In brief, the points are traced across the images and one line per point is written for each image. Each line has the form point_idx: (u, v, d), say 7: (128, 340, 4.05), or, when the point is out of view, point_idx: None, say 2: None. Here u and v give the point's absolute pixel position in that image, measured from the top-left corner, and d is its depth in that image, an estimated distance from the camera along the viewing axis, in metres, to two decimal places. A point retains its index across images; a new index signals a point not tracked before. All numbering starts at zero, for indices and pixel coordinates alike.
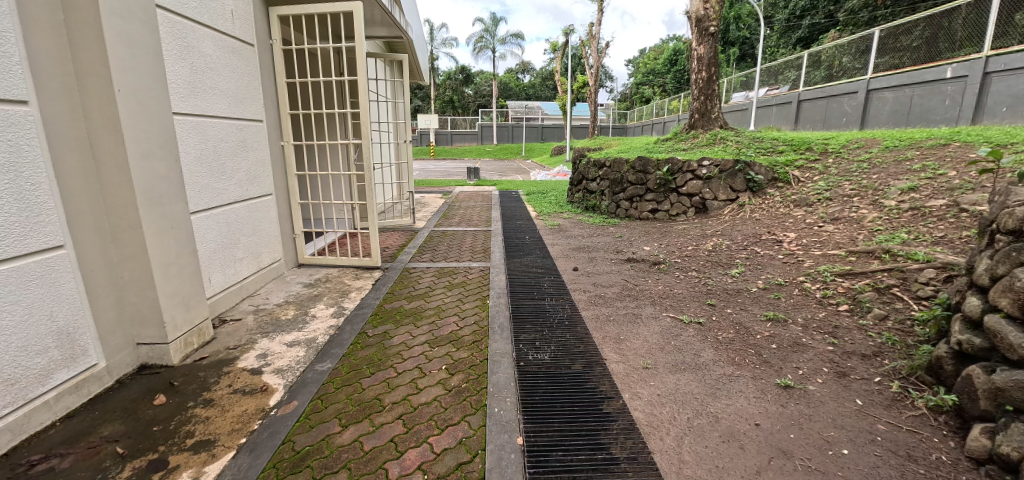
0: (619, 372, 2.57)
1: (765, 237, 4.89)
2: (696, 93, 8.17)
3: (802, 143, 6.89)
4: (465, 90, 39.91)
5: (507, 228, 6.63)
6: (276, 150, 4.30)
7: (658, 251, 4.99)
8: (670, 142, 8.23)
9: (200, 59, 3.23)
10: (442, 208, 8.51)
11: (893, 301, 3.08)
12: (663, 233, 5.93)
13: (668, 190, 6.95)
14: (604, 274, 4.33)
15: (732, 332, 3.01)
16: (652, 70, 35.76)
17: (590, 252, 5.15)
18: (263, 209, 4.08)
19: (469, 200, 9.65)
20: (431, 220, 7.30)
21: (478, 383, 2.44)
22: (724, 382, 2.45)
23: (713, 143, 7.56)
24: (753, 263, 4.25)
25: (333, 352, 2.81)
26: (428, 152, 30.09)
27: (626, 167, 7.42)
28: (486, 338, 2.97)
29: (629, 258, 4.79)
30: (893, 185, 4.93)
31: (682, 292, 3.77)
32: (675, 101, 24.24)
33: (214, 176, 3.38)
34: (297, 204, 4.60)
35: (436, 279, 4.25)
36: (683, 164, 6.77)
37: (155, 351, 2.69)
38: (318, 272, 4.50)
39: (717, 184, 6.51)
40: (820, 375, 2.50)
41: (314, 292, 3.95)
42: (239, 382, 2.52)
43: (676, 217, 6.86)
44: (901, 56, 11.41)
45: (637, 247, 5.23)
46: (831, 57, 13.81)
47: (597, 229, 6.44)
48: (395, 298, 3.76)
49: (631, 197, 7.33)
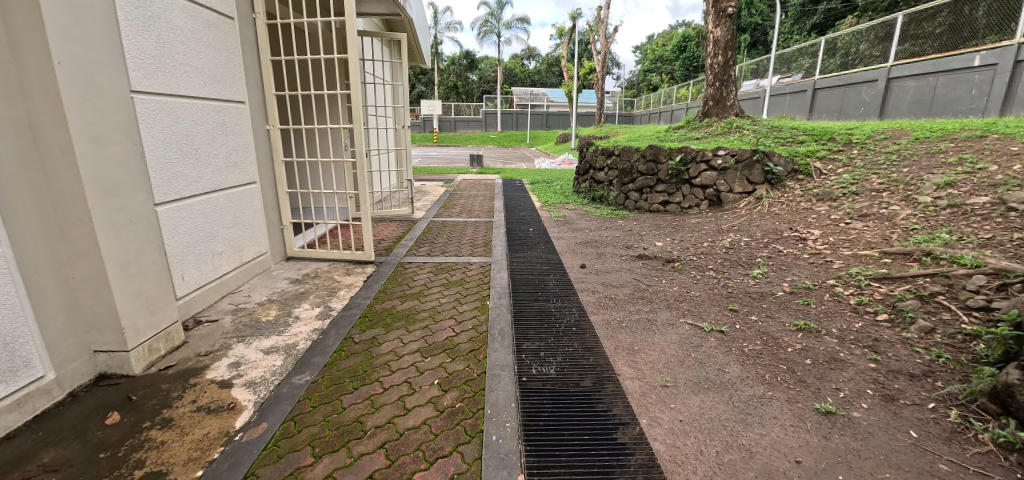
0: (634, 392, 2.26)
1: (787, 234, 4.56)
2: (711, 79, 7.72)
3: (823, 133, 6.51)
4: (469, 76, 39.24)
5: (510, 219, 6.31)
6: (260, 135, 3.96)
7: (671, 247, 4.65)
8: (682, 131, 7.81)
9: (167, 32, 2.89)
10: (444, 197, 8.17)
11: (939, 312, 2.77)
12: (676, 227, 5.59)
13: (680, 181, 6.57)
14: (613, 273, 4.00)
15: (759, 344, 2.70)
16: (661, 57, 34.96)
17: (598, 247, 4.82)
18: (245, 199, 3.76)
19: (471, 189, 9.31)
20: (431, 210, 6.97)
21: (474, 404, 2.15)
22: (755, 406, 2.14)
23: (728, 132, 7.15)
24: (776, 262, 3.91)
25: (313, 362, 2.51)
26: (431, 138, 29.74)
27: (636, 155, 7.01)
28: (484, 348, 2.66)
29: (640, 254, 4.44)
30: (927, 180, 4.56)
31: (700, 295, 3.44)
32: (685, 88, 23.66)
33: (186, 163, 3.07)
34: (285, 194, 4.26)
35: (433, 275, 3.95)
36: (698, 154, 6.39)
37: (114, 359, 2.41)
38: (307, 266, 4.19)
39: (732, 176, 6.15)
40: (864, 398, 2.19)
41: (299, 290, 3.64)
42: (205, 397, 2.24)
43: (688, 209, 6.51)
44: (923, 44, 10.93)
45: (648, 243, 4.89)
46: (847, 44, 13.31)
47: (605, 222, 6.12)
48: (386, 298, 3.44)
49: (640, 187, 6.93)
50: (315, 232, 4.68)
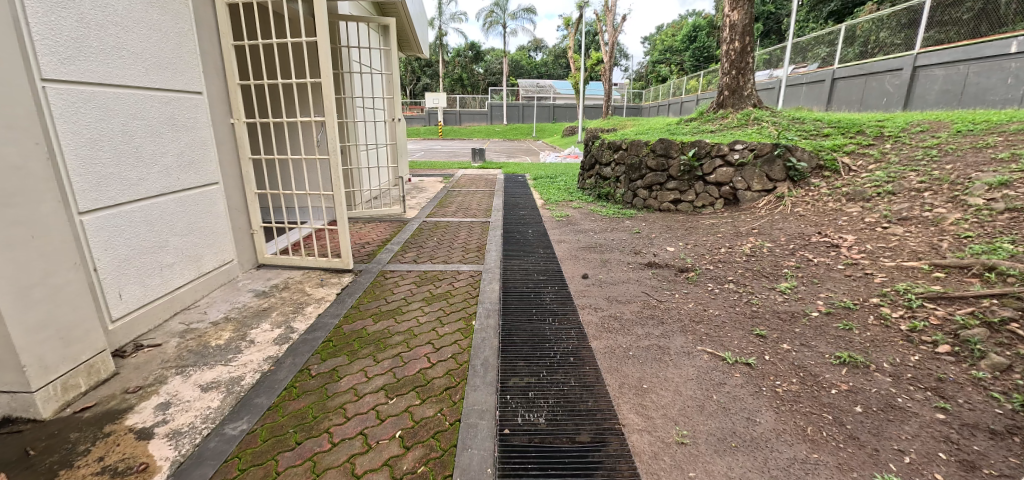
0: (643, 452, 1.81)
1: (815, 240, 4.05)
2: (727, 67, 7.14)
3: (851, 125, 5.96)
4: (474, 67, 38.56)
5: (509, 219, 5.86)
6: (222, 129, 3.52)
7: (685, 253, 4.16)
8: (695, 123, 7.27)
9: (93, 9, 2.47)
10: (440, 194, 7.70)
11: (1014, 344, 2.28)
12: (689, 229, 5.09)
13: (693, 177, 6.04)
14: (619, 285, 3.52)
15: (796, 383, 2.23)
16: (670, 48, 34.10)
17: (602, 252, 4.34)
18: (202, 202, 3.33)
19: (471, 185, 8.83)
20: (424, 209, 6.51)
21: (440, 468, 1.72)
22: (798, 476, 1.68)
23: (745, 124, 6.61)
24: (806, 274, 3.42)
25: (255, 405, 2.09)
26: (435, 132, 29.29)
27: (645, 149, 6.45)
28: (462, 385, 2.22)
29: (649, 262, 3.95)
30: (976, 179, 4.04)
31: (720, 314, 2.96)
32: (695, 79, 22.93)
33: (123, 163, 2.66)
34: (253, 195, 3.83)
35: (415, 287, 3.50)
36: (713, 148, 5.84)
37: (16, 402, 2.00)
38: (277, 275, 3.77)
39: (750, 172, 5.63)
40: (938, 466, 1.72)
41: (263, 305, 3.22)
42: (115, 453, 1.83)
43: (701, 209, 5.98)
44: (948, 31, 10.37)
45: (658, 248, 4.40)
46: (866, 33, 12.76)
47: (611, 222, 5.63)
48: (358, 317, 2.99)
49: (649, 184, 6.40)
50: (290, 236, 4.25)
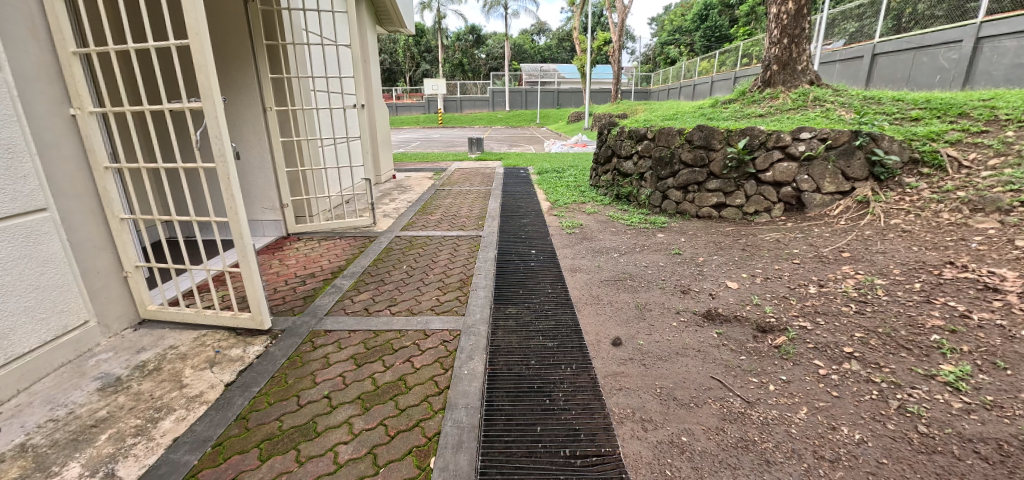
0: None
1: (952, 275, 2.75)
2: (776, 35, 5.71)
3: (947, 106, 4.65)
4: (475, 53, 36.82)
5: (506, 232, 4.58)
6: (46, 127, 2.28)
7: (756, 295, 2.87)
8: (736, 105, 5.90)
9: None
10: (425, 195, 6.39)
11: None
12: (748, 247, 3.78)
13: (742, 175, 4.67)
14: (670, 360, 2.25)
15: None
16: (679, 28, 32.29)
17: (635, 291, 3.05)
18: (9, 244, 2.09)
19: (465, 183, 7.54)
20: (402, 217, 5.23)
21: None
22: None
23: (803, 107, 5.25)
24: (973, 346, 2.13)
25: None
26: (435, 120, 27.76)
27: (678, 139, 5.07)
28: None
29: (708, 313, 2.68)
30: None
31: (862, 441, 1.70)
32: (708, 60, 21.29)
33: None
34: (118, 224, 2.59)
35: (352, 367, 2.24)
36: (771, 137, 4.48)
37: None
38: (157, 344, 2.54)
39: (820, 169, 4.31)
40: None
41: (101, 412, 2.00)
42: None
43: (753, 216, 4.65)
44: None
45: (714, 283, 3.10)
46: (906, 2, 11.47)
47: (639, 235, 4.34)
48: (236, 448, 1.76)
49: (683, 184, 5.02)
50: (182, 283, 3.15)
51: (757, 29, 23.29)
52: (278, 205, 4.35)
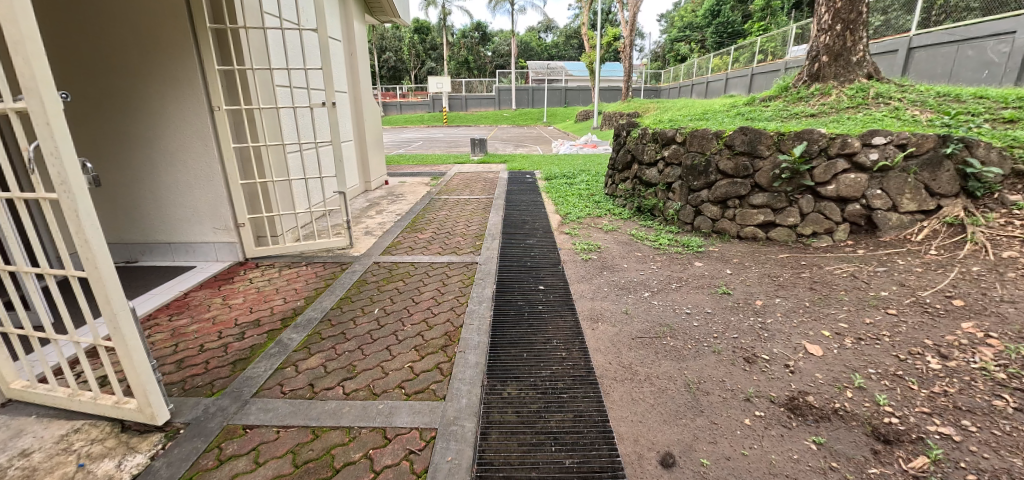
0: None
1: None
2: (826, 22, 4.86)
3: None
4: (480, 50, 36.01)
5: (509, 257, 3.78)
6: None
7: (854, 371, 2.05)
8: (779, 104, 5.05)
9: None
10: (417, 206, 5.61)
11: None
12: (817, 285, 2.95)
13: (796, 188, 3.83)
14: None
15: None
16: (690, 24, 31.17)
17: (680, 357, 2.24)
18: None
19: (464, 190, 6.75)
20: (387, 235, 4.45)
21: None
22: None
23: (864, 105, 4.40)
24: None
25: None
26: (439, 119, 26.98)
27: (716, 144, 4.25)
28: None
29: (793, 404, 1.87)
30: None
31: None
32: (721, 56, 20.29)
33: None
34: None
35: None
36: (835, 142, 3.63)
37: None
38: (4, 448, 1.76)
39: (898, 182, 3.46)
40: None
41: None
42: None
43: (810, 239, 3.81)
44: None
45: (787, 346, 2.28)
46: None
47: (671, 263, 3.53)
48: None
49: (721, 198, 4.20)
50: (66, 346, 2.39)
51: (773, 25, 22.21)
52: (232, 224, 3.59)
